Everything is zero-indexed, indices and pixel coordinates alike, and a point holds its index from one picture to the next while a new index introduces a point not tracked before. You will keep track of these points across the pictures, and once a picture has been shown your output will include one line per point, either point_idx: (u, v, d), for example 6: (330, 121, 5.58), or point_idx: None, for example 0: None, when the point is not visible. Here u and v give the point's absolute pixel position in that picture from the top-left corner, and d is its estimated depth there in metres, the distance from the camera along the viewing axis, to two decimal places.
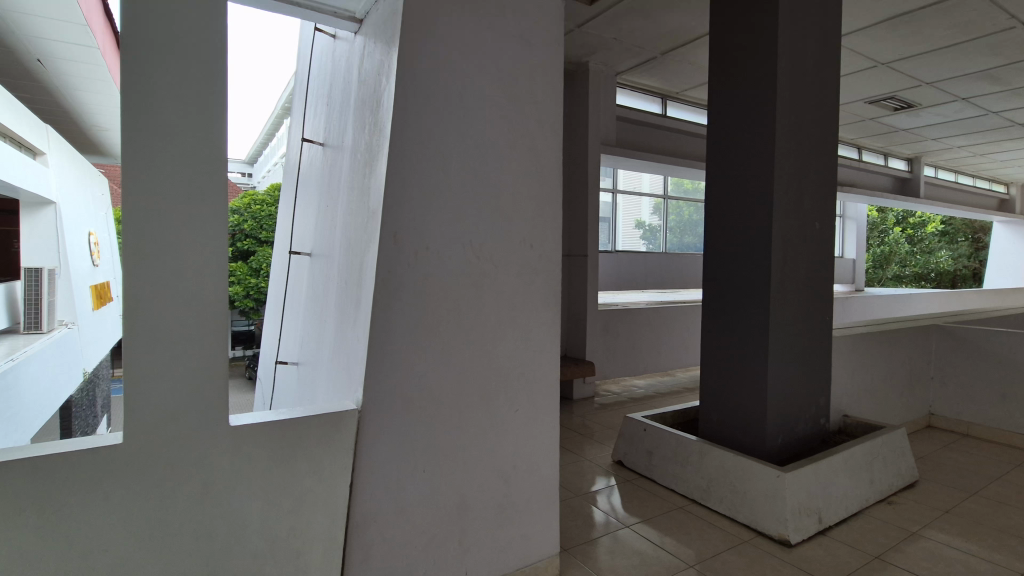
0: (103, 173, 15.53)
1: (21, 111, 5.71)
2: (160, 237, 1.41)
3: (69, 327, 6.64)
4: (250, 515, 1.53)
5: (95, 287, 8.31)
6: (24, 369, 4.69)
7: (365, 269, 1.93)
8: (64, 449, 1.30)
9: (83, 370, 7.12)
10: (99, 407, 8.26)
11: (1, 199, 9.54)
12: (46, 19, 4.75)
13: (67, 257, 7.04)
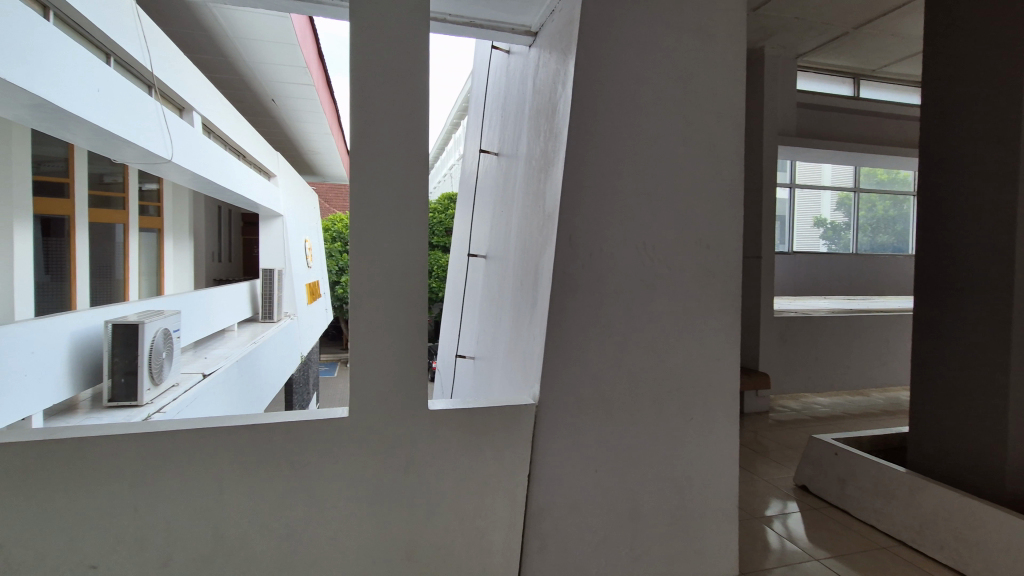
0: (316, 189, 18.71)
1: (261, 143, 7.07)
2: (376, 243, 1.64)
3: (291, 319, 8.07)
4: (444, 492, 1.69)
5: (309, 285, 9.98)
6: (262, 351, 5.82)
7: (541, 271, 2.01)
8: (306, 417, 1.56)
9: (301, 355, 8.60)
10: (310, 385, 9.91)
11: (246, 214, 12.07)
12: (277, 65, 5.78)
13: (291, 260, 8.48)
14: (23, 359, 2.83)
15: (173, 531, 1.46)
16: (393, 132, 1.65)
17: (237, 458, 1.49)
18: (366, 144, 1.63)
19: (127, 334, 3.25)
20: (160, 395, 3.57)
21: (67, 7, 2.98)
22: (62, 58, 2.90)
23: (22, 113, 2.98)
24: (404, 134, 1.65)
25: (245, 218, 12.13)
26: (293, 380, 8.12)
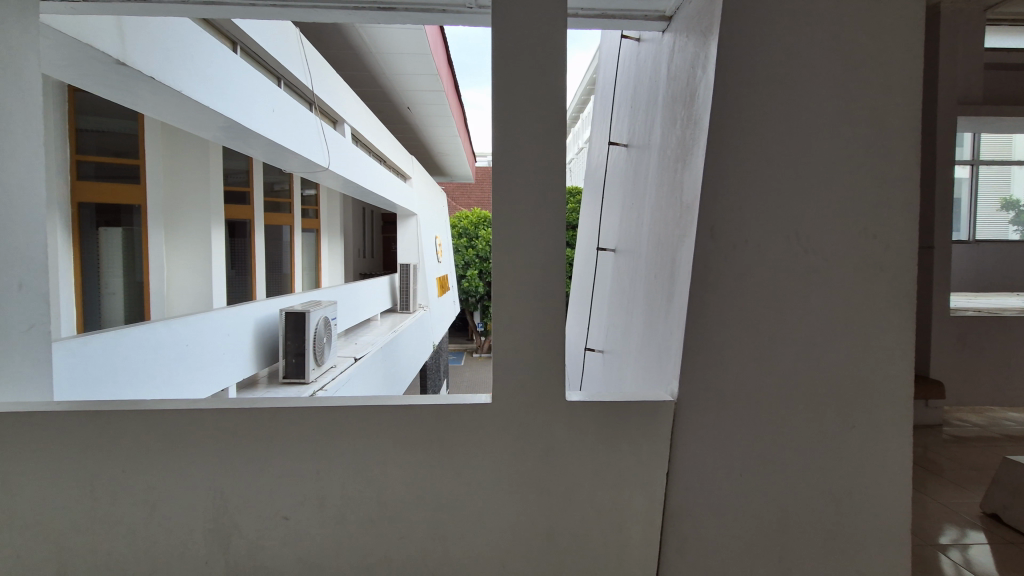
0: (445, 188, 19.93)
1: (399, 149, 7.68)
2: (519, 236, 1.70)
3: (424, 310, 8.69)
4: (582, 483, 1.71)
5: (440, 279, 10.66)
6: (401, 339, 6.36)
7: (679, 263, 1.94)
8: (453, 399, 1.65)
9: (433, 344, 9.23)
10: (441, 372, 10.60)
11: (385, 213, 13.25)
12: (412, 74, 6.22)
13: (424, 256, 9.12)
14: (222, 341, 3.43)
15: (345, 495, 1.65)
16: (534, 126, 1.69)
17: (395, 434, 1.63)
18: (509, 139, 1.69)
19: (296, 320, 3.75)
20: (322, 374, 4.09)
21: (247, 40, 3.50)
22: (245, 83, 3.43)
23: (217, 134, 3.58)
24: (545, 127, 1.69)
25: (384, 217, 13.33)
26: (426, 367, 8.77)
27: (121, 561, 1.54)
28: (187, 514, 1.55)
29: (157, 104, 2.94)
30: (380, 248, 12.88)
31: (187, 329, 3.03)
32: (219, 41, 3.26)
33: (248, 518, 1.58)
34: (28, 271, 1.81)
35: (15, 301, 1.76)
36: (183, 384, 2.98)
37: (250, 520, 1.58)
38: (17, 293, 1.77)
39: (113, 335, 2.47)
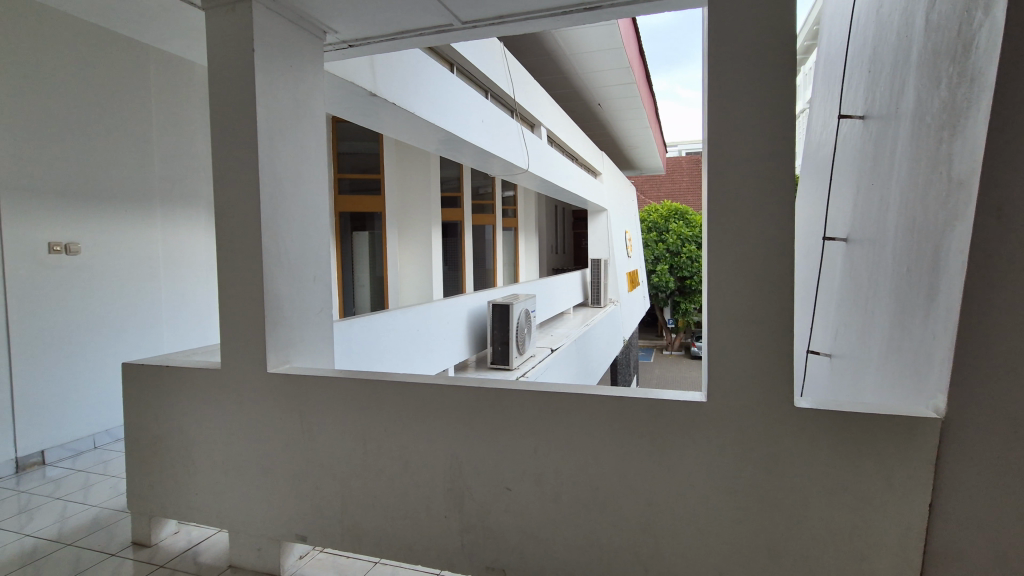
0: (636, 182, 19.65)
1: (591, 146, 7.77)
2: (738, 228, 1.59)
3: (615, 305, 8.70)
4: (813, 499, 1.53)
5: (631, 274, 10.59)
6: (594, 333, 6.48)
7: (946, 253, 1.61)
8: (666, 396, 1.60)
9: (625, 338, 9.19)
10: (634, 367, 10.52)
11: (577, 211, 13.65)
12: (605, 69, 6.22)
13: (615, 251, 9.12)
14: (444, 327, 3.95)
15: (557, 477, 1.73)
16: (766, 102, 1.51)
17: (606, 424, 1.67)
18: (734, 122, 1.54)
19: (502, 312, 4.12)
20: (523, 362, 4.42)
21: (461, 59, 3.92)
22: (459, 99, 3.83)
23: (436, 146, 4.08)
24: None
25: (577, 214, 13.72)
26: (618, 362, 8.83)
27: (384, 505, 1.86)
28: (431, 474, 1.82)
29: (393, 124, 3.47)
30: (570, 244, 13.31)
31: (417, 316, 3.56)
32: (440, 64, 3.71)
33: (477, 483, 1.77)
34: (320, 267, 2.30)
35: (312, 290, 2.24)
36: (417, 362, 3.53)
37: (480, 484, 1.77)
38: (312, 284, 2.24)
39: (367, 320, 3.01)
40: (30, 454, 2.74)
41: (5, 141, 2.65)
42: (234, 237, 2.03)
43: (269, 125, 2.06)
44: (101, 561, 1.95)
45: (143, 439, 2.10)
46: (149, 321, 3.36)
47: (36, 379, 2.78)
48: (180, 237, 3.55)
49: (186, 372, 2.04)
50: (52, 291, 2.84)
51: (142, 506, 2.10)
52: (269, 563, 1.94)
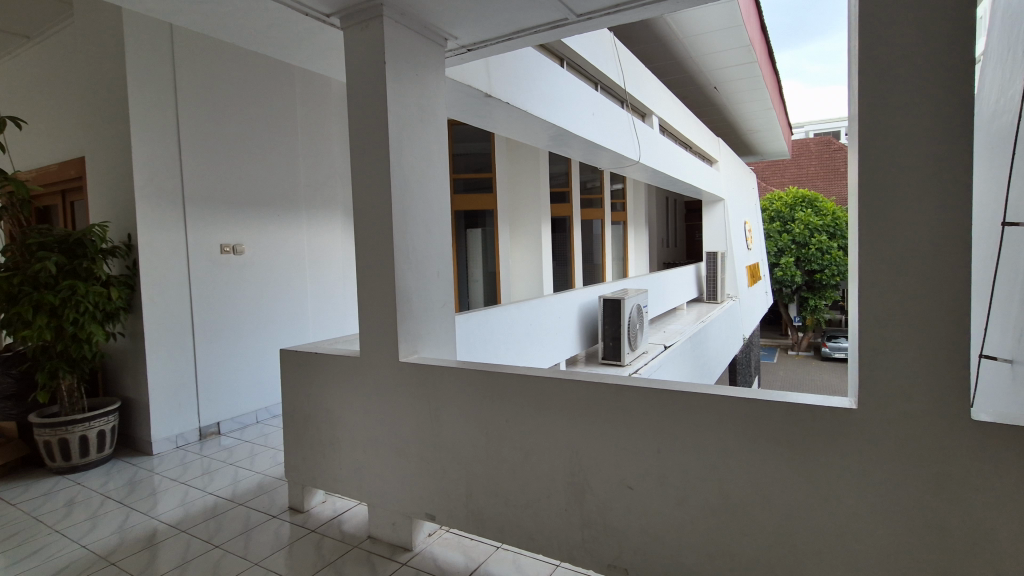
0: (757, 168, 18.25)
1: (705, 131, 7.34)
2: (895, 213, 1.36)
3: (734, 301, 8.19)
4: (1000, 531, 1.28)
5: (751, 268, 9.88)
6: (711, 330, 6.16)
7: None
8: (811, 401, 1.46)
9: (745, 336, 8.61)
10: (755, 367, 9.83)
11: (689, 202, 13.02)
12: (724, 50, 5.81)
13: (733, 244, 8.55)
14: (558, 322, 4.03)
15: (681, 481, 1.64)
16: (938, 68, 1.30)
17: (736, 427, 1.56)
18: (898, 94, 1.34)
19: (614, 307, 4.23)
20: (637, 358, 4.40)
21: (571, 53, 3.89)
22: (569, 94, 3.82)
23: (544, 142, 4.11)
24: (962, 64, 1.27)
25: (690, 206, 13.07)
26: (737, 361, 8.31)
27: (506, 492, 1.92)
28: (551, 466, 1.84)
29: (505, 122, 3.55)
30: (682, 237, 12.74)
31: (530, 310, 3.64)
32: (551, 60, 3.73)
33: (598, 478, 1.76)
34: (443, 263, 2.41)
35: (436, 284, 2.37)
36: (532, 356, 3.62)
37: (601, 480, 1.76)
38: (436, 279, 2.37)
39: (484, 314, 3.15)
40: (209, 424, 3.22)
41: (189, 159, 3.11)
42: (369, 237, 2.22)
43: (397, 131, 2.21)
44: (265, 521, 2.24)
45: (297, 417, 2.38)
46: (298, 312, 3.76)
47: (215, 360, 3.23)
48: (321, 238, 3.94)
49: (330, 359, 2.27)
50: (225, 285, 3.29)
51: (296, 476, 2.38)
52: (402, 537, 2.10)
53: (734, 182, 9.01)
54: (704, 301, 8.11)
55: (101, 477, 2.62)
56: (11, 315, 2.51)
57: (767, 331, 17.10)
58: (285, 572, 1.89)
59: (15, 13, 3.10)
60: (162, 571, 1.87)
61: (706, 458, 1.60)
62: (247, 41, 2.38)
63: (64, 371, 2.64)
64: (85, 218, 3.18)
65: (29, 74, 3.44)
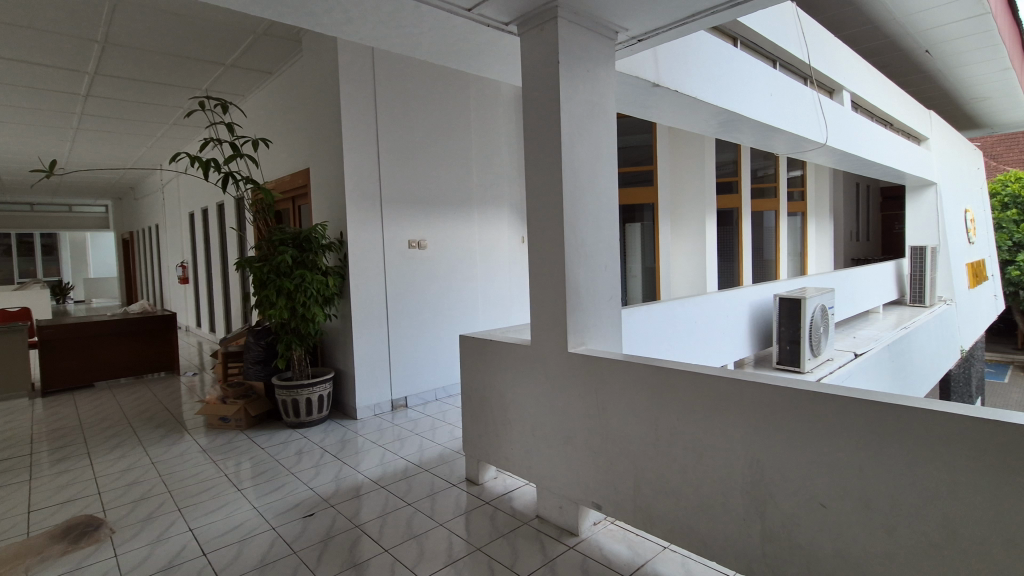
0: (983, 144, 14.93)
1: (913, 104, 6.21)
2: None
3: (948, 305, 6.85)
4: None
5: (973, 265, 8.15)
6: (916, 337, 5.24)
7: None
8: None
9: (963, 348, 7.15)
10: (977, 386, 8.09)
11: (886, 187, 11.18)
12: (943, 7, 4.85)
13: (948, 236, 7.14)
14: (725, 322, 3.79)
15: (890, 508, 1.42)
16: None
17: (969, 453, 1.30)
18: None
19: (791, 306, 3.90)
20: (818, 365, 4.00)
21: (746, 31, 3.60)
22: (744, 76, 3.55)
23: (711, 129, 3.90)
24: None
25: (886, 193, 11.23)
26: (951, 377, 6.95)
27: (677, 493, 1.85)
28: (728, 471, 1.72)
29: (672, 112, 3.43)
30: (876, 228, 11.01)
31: (695, 307, 3.48)
32: (723, 40, 3.49)
33: (784, 493, 1.60)
34: (610, 257, 2.42)
35: (604, 278, 2.38)
36: (696, 356, 3.46)
37: (787, 494, 1.60)
38: (604, 273, 2.39)
39: (646, 310, 3.09)
40: (399, 397, 3.66)
41: (384, 165, 3.55)
42: (541, 231, 2.32)
43: (570, 128, 2.26)
44: (447, 488, 2.50)
45: (474, 398, 2.60)
46: (470, 302, 4.08)
47: (403, 342, 3.66)
48: (490, 233, 4.23)
49: (504, 346, 2.43)
50: (412, 276, 3.71)
51: (473, 451, 2.60)
52: (570, 522, 2.17)
53: (951, 163, 7.49)
54: (906, 305, 6.94)
55: (321, 434, 3.15)
56: (262, 297, 3.15)
57: (993, 344, 13.94)
58: (466, 537, 2.08)
59: (263, 56, 3.85)
60: (368, 519, 2.19)
61: (925, 487, 1.36)
62: (437, 56, 2.65)
63: (296, 344, 3.22)
64: (309, 219, 3.84)
65: (271, 103, 4.26)
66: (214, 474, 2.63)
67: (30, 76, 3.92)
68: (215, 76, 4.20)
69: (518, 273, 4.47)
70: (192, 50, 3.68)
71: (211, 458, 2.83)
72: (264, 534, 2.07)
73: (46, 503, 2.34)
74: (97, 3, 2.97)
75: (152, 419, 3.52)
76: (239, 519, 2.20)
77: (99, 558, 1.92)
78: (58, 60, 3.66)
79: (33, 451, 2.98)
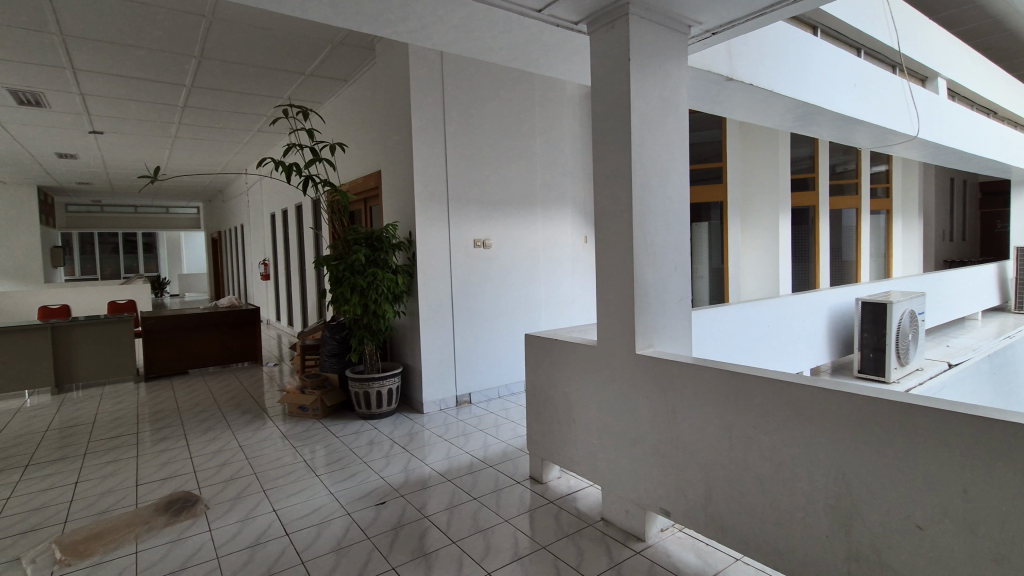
0: None
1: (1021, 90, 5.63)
2: None
3: None
4: None
5: None
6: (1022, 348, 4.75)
7: None
8: None
9: None
10: None
11: (986, 182, 10.19)
12: None
13: None
14: (800, 326, 3.61)
15: (999, 536, 1.29)
16: None
17: None
18: None
19: (875, 311, 3.66)
20: (905, 375, 3.73)
21: (828, 19, 3.38)
22: (825, 66, 3.35)
23: (787, 123, 3.71)
24: None
25: (986, 188, 10.25)
26: None
27: (752, 504, 1.77)
28: (809, 485, 1.63)
29: (745, 106, 3.30)
30: (973, 227, 10.06)
31: (768, 311, 3.34)
32: (802, 30, 3.30)
33: (873, 511, 1.50)
34: (681, 257, 2.36)
35: (674, 279, 2.33)
36: (768, 361, 3.30)
37: (877, 512, 1.49)
38: (674, 274, 2.33)
39: (716, 311, 2.98)
40: (463, 394, 3.74)
41: (451, 166, 3.63)
42: (609, 231, 2.30)
43: (641, 126, 2.22)
44: (511, 484, 2.53)
45: (538, 397, 2.62)
46: (532, 302, 4.09)
47: (468, 339, 3.74)
48: (553, 233, 4.23)
49: (570, 346, 2.43)
50: (477, 275, 3.77)
51: (537, 450, 2.62)
52: (636, 527, 2.14)
53: None
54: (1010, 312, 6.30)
55: (390, 426, 3.28)
56: (338, 293, 3.32)
57: None
58: (531, 534, 2.10)
59: (340, 64, 4.05)
60: (436, 510, 2.26)
61: None
62: (505, 58, 2.68)
63: (367, 339, 3.37)
64: (380, 219, 4.00)
65: (347, 109, 4.48)
66: (294, 459, 2.80)
67: (137, 90, 4.32)
68: (296, 85, 4.46)
69: (581, 272, 4.47)
70: (277, 62, 3.94)
71: (291, 444, 3.02)
72: (341, 519, 2.18)
73: (151, 478, 2.58)
74: (195, 22, 3.24)
75: (239, 405, 3.80)
76: (317, 502, 2.33)
77: (196, 531, 2.10)
78: (163, 75, 4.03)
79: (138, 430, 3.30)
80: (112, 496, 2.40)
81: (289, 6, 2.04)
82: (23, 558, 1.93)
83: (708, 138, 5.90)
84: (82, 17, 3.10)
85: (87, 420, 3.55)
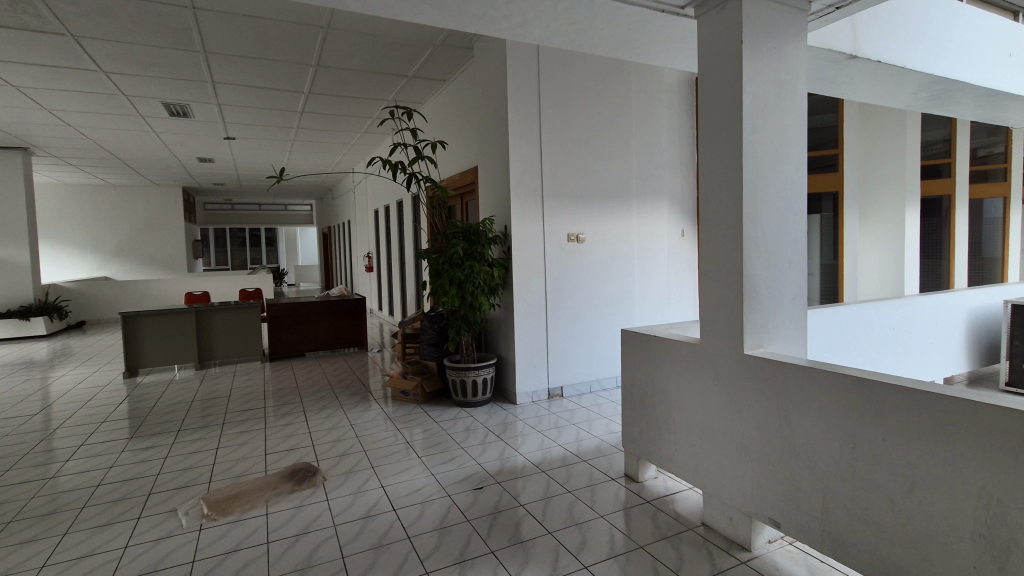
0: None
1: None
2: None
3: None
4: None
5: None
6: None
7: None
8: None
9: None
10: None
11: None
12: None
13: None
14: (931, 330, 3.22)
15: None
16: None
17: None
18: None
19: None
20: None
21: None
22: (972, 35, 2.94)
23: (919, 103, 3.32)
24: None
25: None
26: None
27: (877, 523, 1.62)
28: (949, 508, 1.46)
29: (872, 86, 2.98)
30: None
31: (894, 312, 3.02)
32: None
33: None
34: (795, 253, 2.19)
35: (787, 275, 2.17)
36: (893, 367, 2.98)
37: None
38: (788, 270, 2.17)
39: (832, 311, 2.74)
40: (555, 387, 3.76)
41: (545, 161, 3.64)
42: (715, 225, 2.19)
43: (753, 112, 2.08)
44: (606, 481, 2.51)
45: (635, 394, 2.57)
46: (626, 296, 4.01)
47: (560, 333, 3.75)
48: (649, 227, 4.12)
49: (670, 344, 2.35)
50: (570, 269, 3.77)
51: (633, 448, 2.57)
52: (741, 536, 2.04)
53: None
54: None
55: (485, 414, 3.38)
56: (437, 285, 3.47)
57: None
58: (627, 532, 2.08)
59: (441, 65, 4.21)
60: (532, 500, 2.30)
61: None
62: (606, 49, 2.64)
63: (464, 330, 3.49)
64: (477, 214, 4.12)
65: (446, 108, 4.65)
66: (397, 440, 2.98)
67: (265, 99, 4.79)
68: (400, 87, 4.70)
69: (678, 267, 4.32)
70: (384, 66, 4.17)
71: (394, 425, 3.21)
72: (442, 500, 2.29)
73: (278, 449, 2.88)
74: (314, 33, 3.51)
75: (349, 387, 4.12)
76: (419, 482, 2.46)
77: (316, 499, 2.31)
78: (286, 84, 4.43)
79: (265, 406, 3.68)
80: (246, 462, 2.71)
81: (401, 12, 2.15)
82: (180, 510, 2.23)
83: (823, 123, 5.45)
84: (222, 36, 3.49)
85: (223, 394, 4.03)
